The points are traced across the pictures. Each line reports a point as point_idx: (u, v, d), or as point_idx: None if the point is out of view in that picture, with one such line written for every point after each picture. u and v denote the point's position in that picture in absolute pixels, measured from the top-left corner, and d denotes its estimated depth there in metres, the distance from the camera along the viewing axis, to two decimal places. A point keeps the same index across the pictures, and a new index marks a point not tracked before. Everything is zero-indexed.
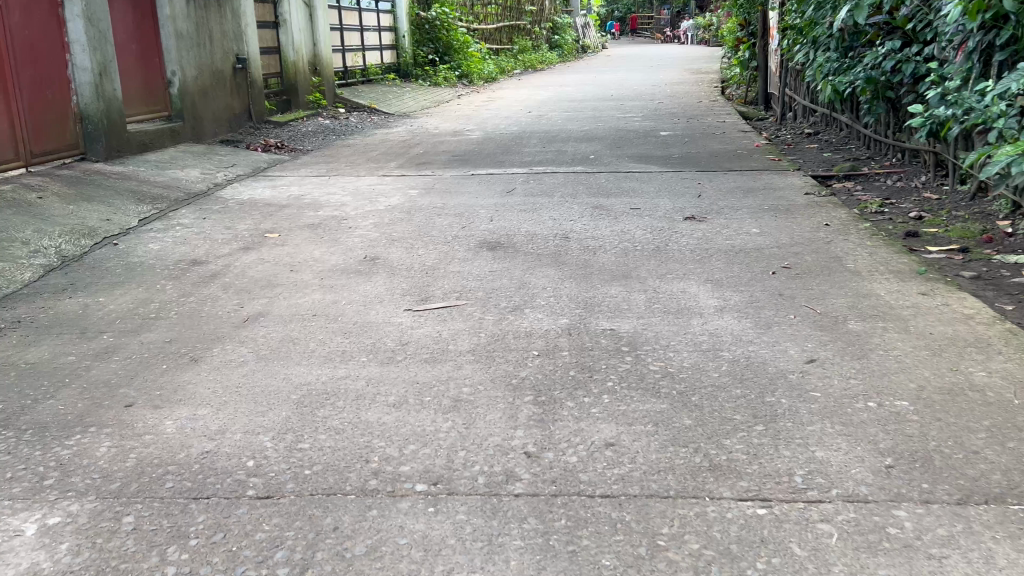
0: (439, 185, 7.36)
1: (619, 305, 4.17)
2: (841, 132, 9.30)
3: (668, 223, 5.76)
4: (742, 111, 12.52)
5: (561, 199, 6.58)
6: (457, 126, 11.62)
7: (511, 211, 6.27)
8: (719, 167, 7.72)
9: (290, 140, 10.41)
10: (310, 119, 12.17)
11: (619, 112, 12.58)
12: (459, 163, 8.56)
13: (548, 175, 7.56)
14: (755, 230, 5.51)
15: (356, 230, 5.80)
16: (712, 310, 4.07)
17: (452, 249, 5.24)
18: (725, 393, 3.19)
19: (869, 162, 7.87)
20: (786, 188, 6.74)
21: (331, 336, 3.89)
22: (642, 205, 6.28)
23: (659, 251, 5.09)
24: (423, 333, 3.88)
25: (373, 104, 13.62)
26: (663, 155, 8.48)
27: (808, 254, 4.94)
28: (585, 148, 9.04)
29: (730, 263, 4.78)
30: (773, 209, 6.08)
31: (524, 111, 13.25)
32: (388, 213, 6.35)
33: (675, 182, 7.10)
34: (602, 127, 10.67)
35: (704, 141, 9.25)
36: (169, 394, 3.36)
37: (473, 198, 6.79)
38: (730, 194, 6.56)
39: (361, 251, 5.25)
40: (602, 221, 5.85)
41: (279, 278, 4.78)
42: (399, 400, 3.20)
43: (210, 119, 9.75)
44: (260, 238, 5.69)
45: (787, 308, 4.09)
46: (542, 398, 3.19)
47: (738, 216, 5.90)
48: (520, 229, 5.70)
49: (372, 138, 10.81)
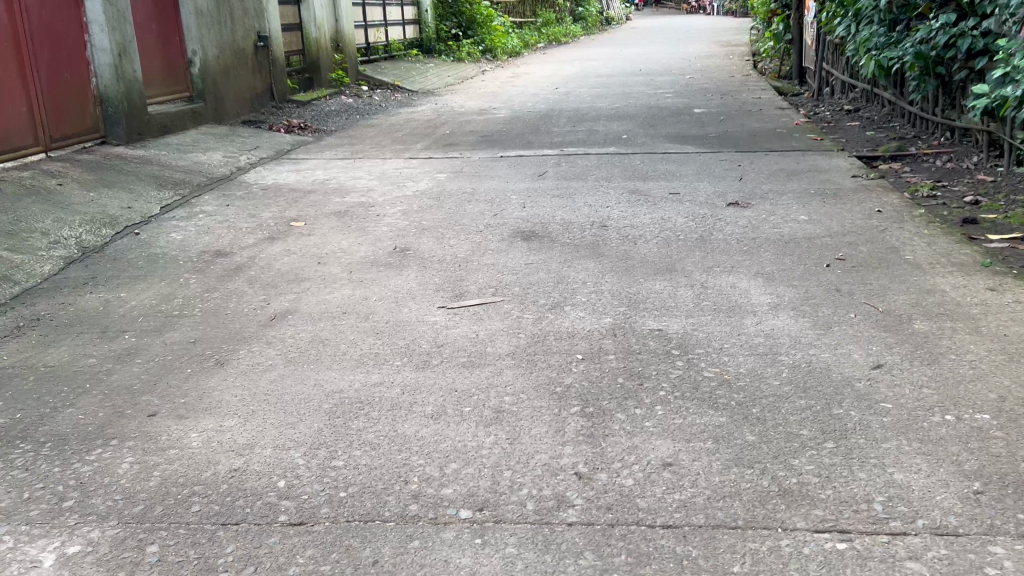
0: (468, 168, 7.13)
1: (665, 302, 3.94)
2: (884, 109, 8.94)
3: (710, 209, 5.50)
4: (776, 86, 12.14)
5: (596, 183, 6.32)
6: (483, 105, 11.35)
7: (544, 196, 6.03)
8: (758, 147, 7.42)
9: (313, 120, 10.19)
10: (333, 98, 11.94)
11: (648, 88, 12.24)
12: (487, 143, 8.31)
13: (580, 156, 7.30)
14: (803, 217, 5.24)
15: (384, 218, 5.59)
16: (766, 308, 3.83)
17: (485, 239, 5.02)
18: (787, 405, 2.96)
19: (915, 141, 7.53)
20: (832, 170, 6.44)
21: (362, 336, 3.69)
22: (681, 190, 6.01)
23: (703, 241, 4.84)
24: (459, 334, 3.67)
25: (397, 81, 13.36)
26: (698, 134, 8.18)
27: (862, 245, 4.67)
28: (617, 127, 8.75)
29: (780, 256, 4.52)
30: (820, 194, 5.79)
31: (551, 88, 12.94)
32: (417, 199, 6.13)
33: (713, 164, 6.82)
34: (633, 104, 10.36)
35: (740, 119, 8.93)
36: (194, 403, 3.18)
37: (504, 182, 6.56)
38: (773, 178, 6.27)
39: (390, 242, 5.04)
40: (641, 207, 5.60)
41: (306, 271, 4.58)
42: (437, 411, 3.00)
43: (232, 98, 9.55)
44: (286, 226, 5.50)
45: (845, 306, 3.83)
46: (590, 409, 2.97)
47: (784, 202, 5.62)
48: (555, 217, 5.46)
49: (396, 117, 10.56)
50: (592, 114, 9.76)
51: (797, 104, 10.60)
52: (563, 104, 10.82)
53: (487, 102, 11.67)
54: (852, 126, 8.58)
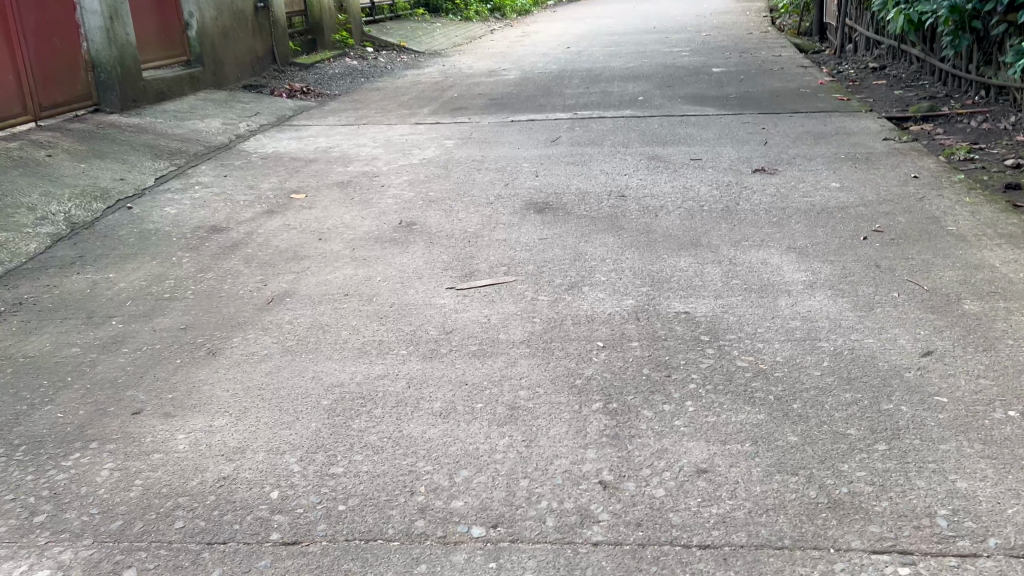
0: (477, 134, 6.81)
1: (691, 282, 3.65)
2: (912, 65, 8.52)
3: (735, 177, 5.18)
4: (796, 43, 11.68)
5: (612, 149, 6.01)
6: (492, 66, 10.96)
7: (558, 164, 5.73)
8: (781, 108, 7.06)
9: (316, 84, 9.84)
10: (338, 60, 11.57)
11: (663, 47, 11.81)
12: (497, 107, 7.98)
13: (595, 120, 6.97)
14: (835, 185, 4.92)
15: (389, 189, 5.30)
16: (801, 287, 3.54)
17: (496, 212, 4.73)
18: (831, 399, 2.69)
19: (948, 100, 7.13)
20: (862, 133, 6.09)
21: (365, 322, 3.44)
22: (703, 156, 5.69)
23: (728, 213, 4.54)
24: (469, 319, 3.41)
25: (403, 43, 12.96)
26: (718, 95, 7.81)
27: (900, 215, 4.35)
28: (632, 89, 8.39)
29: (813, 228, 4.22)
30: (851, 158, 5.45)
31: (563, 47, 12.51)
32: (424, 168, 5.84)
33: (735, 127, 6.48)
34: (648, 64, 9.97)
35: (761, 78, 8.54)
36: (183, 399, 2.93)
37: (515, 149, 6.24)
38: (799, 142, 5.93)
39: (396, 215, 4.76)
40: (660, 176, 5.29)
41: (305, 248, 4.32)
42: (447, 408, 2.74)
43: (231, 62, 9.21)
44: (286, 199, 5.22)
45: (887, 283, 3.53)
46: (614, 406, 2.71)
47: (813, 168, 5.30)
48: (569, 187, 5.17)
49: (402, 80, 10.19)
50: (605, 74, 9.38)
51: (819, 62, 10.16)
52: (575, 64, 10.43)
53: (496, 62, 11.27)
54: (879, 85, 8.18)
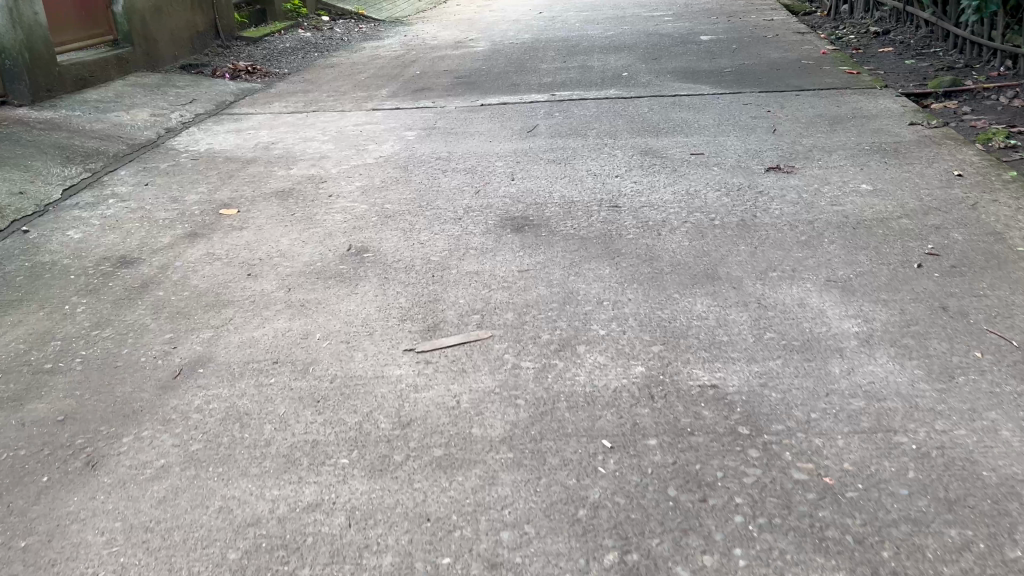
0: (442, 122, 5.96)
1: (712, 336, 2.88)
2: (922, 30, 7.73)
3: (746, 177, 4.40)
4: (786, 4, 10.83)
5: (598, 142, 5.20)
6: (459, 35, 10.03)
7: (537, 162, 4.93)
8: (786, 85, 6.25)
9: (264, 61, 8.87)
10: (289, 32, 10.58)
11: (643, 10, 10.89)
12: (465, 87, 7.10)
13: (575, 104, 6.14)
14: (866, 187, 4.15)
15: (338, 200, 4.47)
16: (854, 344, 2.78)
17: (466, 233, 3.93)
18: (935, 542, 1.95)
19: (969, 71, 6.35)
20: (883, 116, 5.31)
21: (297, 408, 2.64)
22: (705, 149, 4.89)
23: (746, 229, 3.76)
24: (432, 401, 2.62)
25: (361, 10, 11.94)
26: (710, 69, 6.99)
27: (953, 228, 3.60)
28: (615, 62, 7.53)
29: (852, 251, 3.46)
30: (877, 149, 4.69)
31: (535, 12, 11.56)
32: (380, 169, 5.00)
33: (736, 110, 5.67)
34: (630, 31, 9.10)
35: (756, 47, 7.71)
36: (40, 551, 2.12)
37: (485, 142, 5.42)
38: (814, 128, 5.15)
39: (344, 238, 3.95)
40: (659, 177, 4.50)
41: (231, 289, 3.50)
42: (402, 567, 1.96)
43: (165, 39, 8.22)
44: (214, 215, 4.37)
45: (962, 336, 2.79)
46: (636, 558, 1.95)
47: (836, 164, 4.52)
48: (552, 196, 4.37)
49: (358, 54, 9.23)
50: (583, 45, 8.50)
51: (815, 25, 9.33)
52: (549, 33, 9.53)
53: (462, 31, 10.34)
54: (886, 53, 7.38)
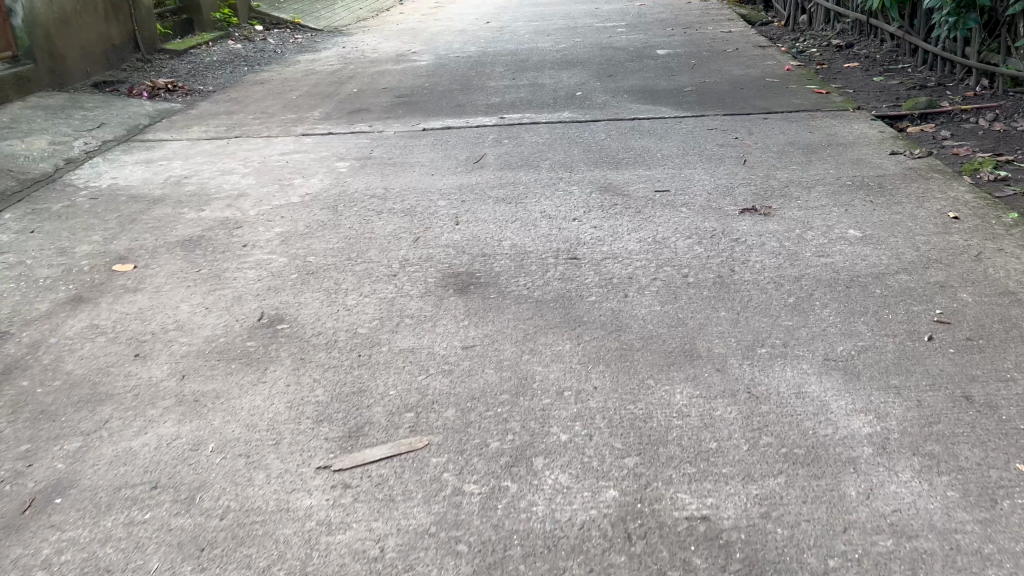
0: (379, 151, 5.39)
1: (698, 443, 2.36)
2: (887, 43, 7.37)
3: (718, 221, 3.91)
4: (742, 14, 10.45)
5: (552, 177, 4.68)
6: (402, 47, 9.43)
7: (484, 202, 4.39)
8: (751, 106, 5.80)
9: (187, 77, 8.17)
10: (218, 44, 9.88)
11: (595, 20, 10.41)
12: (406, 108, 6.52)
13: (526, 130, 5.62)
14: (853, 232, 3.69)
15: (254, 251, 3.87)
16: (869, 454, 2.28)
17: (401, 294, 3.37)
18: None
19: (943, 90, 5.97)
20: (860, 144, 4.87)
21: (173, 564, 2.04)
22: (670, 186, 4.40)
23: (725, 288, 3.26)
24: (349, 549, 2.05)
25: (298, 19, 11.29)
26: (669, 87, 6.52)
27: (959, 286, 3.15)
28: (568, 79, 7.02)
29: (850, 318, 2.97)
30: (860, 184, 4.23)
31: (482, 22, 11.01)
32: (306, 209, 4.41)
33: (700, 137, 5.20)
34: (582, 43, 8.61)
35: (716, 63, 7.27)
36: None
37: (427, 176, 4.86)
38: (787, 159, 4.69)
39: (257, 302, 3.36)
40: (621, 221, 3.99)
41: (113, 377, 2.89)
42: None
43: (75, 54, 7.49)
44: (106, 273, 3.74)
45: (997, 438, 2.31)
46: None
47: (817, 203, 4.05)
48: (500, 245, 3.82)
49: (292, 68, 8.58)
50: (533, 59, 7.97)
51: (773, 37, 8.95)
52: (497, 45, 8.99)
53: (404, 43, 9.74)
54: (852, 69, 7.00)
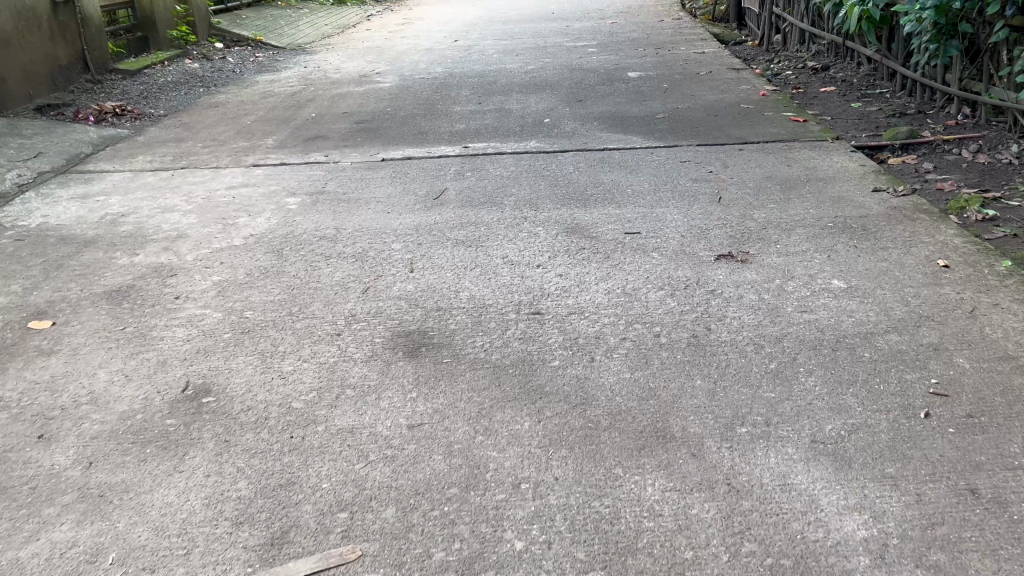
0: (333, 185, 5.06)
1: (671, 552, 2.06)
2: (864, 67, 7.16)
3: (692, 269, 3.63)
4: (715, 33, 10.26)
5: (517, 217, 4.39)
6: (365, 67, 9.11)
7: (442, 244, 4.08)
8: (726, 136, 5.55)
9: (138, 100, 7.80)
10: (175, 63, 9.51)
11: (566, 38, 10.15)
12: (365, 135, 6.21)
13: (490, 162, 5.33)
14: (837, 283, 3.42)
15: (187, 305, 3.53)
16: (866, 566, 1.99)
17: (344, 357, 3.05)
18: None
19: (923, 118, 5.76)
20: (841, 179, 4.62)
21: None
22: (641, 228, 4.12)
23: (701, 351, 2.97)
24: None
25: (260, 36, 10.93)
26: (640, 114, 6.26)
27: (955, 349, 2.89)
28: (535, 104, 6.75)
29: (838, 390, 2.70)
30: (842, 227, 3.98)
31: (450, 40, 10.73)
32: (249, 253, 4.07)
33: (673, 171, 4.93)
34: (551, 65, 8.35)
35: (689, 87, 7.03)
36: None
37: (382, 214, 4.54)
38: (765, 197, 4.43)
39: (183, 370, 3.02)
40: (589, 269, 3.70)
41: (9, 465, 2.54)
42: None
43: (17, 76, 7.10)
44: (19, 331, 3.38)
45: (1010, 545, 2.03)
46: None
47: (797, 248, 3.79)
48: (457, 296, 3.51)
49: (249, 89, 8.24)
50: (500, 82, 7.70)
51: (747, 58, 8.74)
52: (463, 66, 8.70)
53: (368, 62, 9.42)
54: (829, 93, 6.78)
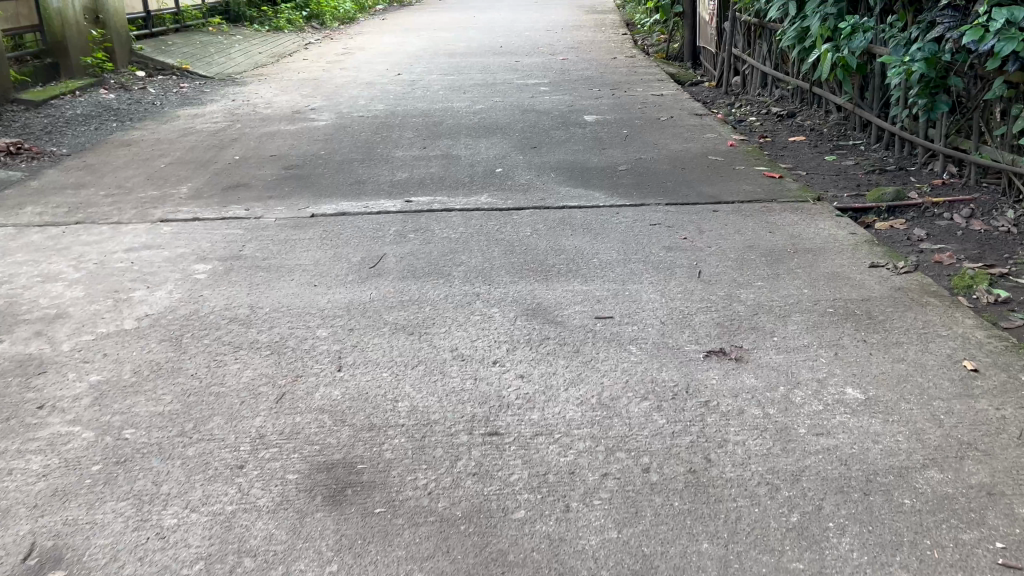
0: (252, 248, 4.37)
1: None
2: (833, 115, 6.74)
3: (679, 369, 3.03)
4: (670, 72, 9.85)
5: (467, 293, 3.75)
6: (300, 102, 8.43)
7: (377, 329, 3.41)
8: (697, 194, 5.01)
9: (39, 136, 6.99)
10: (87, 94, 8.70)
11: (515, 74, 9.63)
12: (293, 184, 5.52)
13: (434, 222, 4.69)
14: (853, 392, 2.86)
15: (50, 420, 2.81)
16: None
17: (246, 506, 2.36)
18: None
19: (906, 176, 5.31)
20: (832, 250, 4.10)
21: None
22: (613, 310, 3.52)
23: (703, 495, 2.36)
24: None
25: (186, 64, 10.15)
26: (600, 165, 5.70)
27: (1014, 495, 2.33)
28: (485, 151, 6.15)
29: (884, 561, 2.11)
30: (845, 314, 3.43)
31: (393, 73, 10.11)
32: (142, 341, 3.36)
33: (642, 237, 4.37)
34: (500, 104, 7.79)
35: (651, 135, 6.51)
36: None
37: (308, 287, 3.86)
38: (750, 272, 3.88)
39: (29, 525, 2.30)
40: (555, 367, 3.07)
41: None
42: None
43: None
44: None
45: None
46: None
47: (797, 340, 3.23)
48: (394, 405, 2.85)
49: (168, 125, 7.49)
50: (446, 123, 7.08)
51: (707, 101, 8.29)
52: (406, 103, 8.09)
53: (302, 96, 8.72)
54: (799, 144, 6.32)
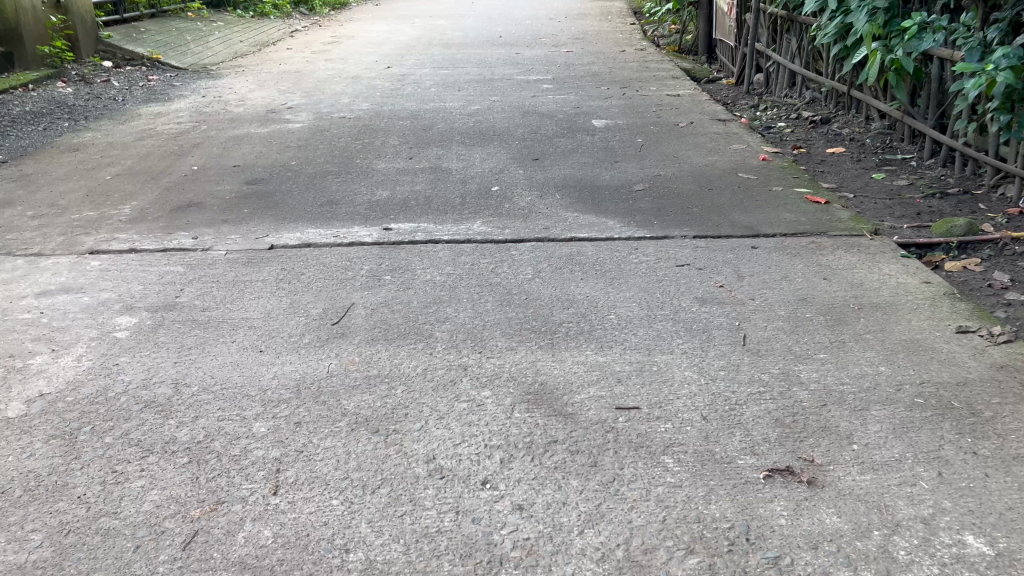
0: (192, 294, 3.57)
1: None
2: (875, 121, 5.92)
3: (734, 498, 2.25)
4: (685, 68, 9.00)
5: (451, 366, 2.95)
6: (276, 99, 7.60)
7: (332, 424, 2.61)
8: (730, 224, 4.22)
9: None
10: (42, 87, 7.88)
11: (515, 69, 8.79)
12: (255, 203, 4.72)
13: (415, 258, 3.89)
14: (976, 543, 2.08)
15: None
16: None
17: None
18: None
19: (974, 203, 4.51)
20: (906, 308, 3.31)
21: None
22: (639, 397, 2.73)
23: None
24: None
25: (157, 53, 9.31)
26: (612, 184, 4.90)
27: None
28: (480, 163, 5.35)
29: None
30: (941, 408, 2.64)
31: (382, 66, 9.26)
32: (24, 439, 2.57)
33: (669, 283, 3.57)
34: (498, 105, 6.97)
35: (669, 145, 5.70)
36: None
37: (250, 354, 3.06)
38: (809, 338, 3.09)
39: None
40: (565, 493, 2.27)
41: None
42: None
43: None
44: None
45: None
46: None
47: (885, 451, 2.44)
48: (344, 557, 2.06)
49: (125, 125, 6.67)
50: (436, 128, 6.27)
51: (727, 102, 7.47)
52: (394, 102, 7.26)
53: (280, 92, 7.89)
54: (839, 157, 5.51)
